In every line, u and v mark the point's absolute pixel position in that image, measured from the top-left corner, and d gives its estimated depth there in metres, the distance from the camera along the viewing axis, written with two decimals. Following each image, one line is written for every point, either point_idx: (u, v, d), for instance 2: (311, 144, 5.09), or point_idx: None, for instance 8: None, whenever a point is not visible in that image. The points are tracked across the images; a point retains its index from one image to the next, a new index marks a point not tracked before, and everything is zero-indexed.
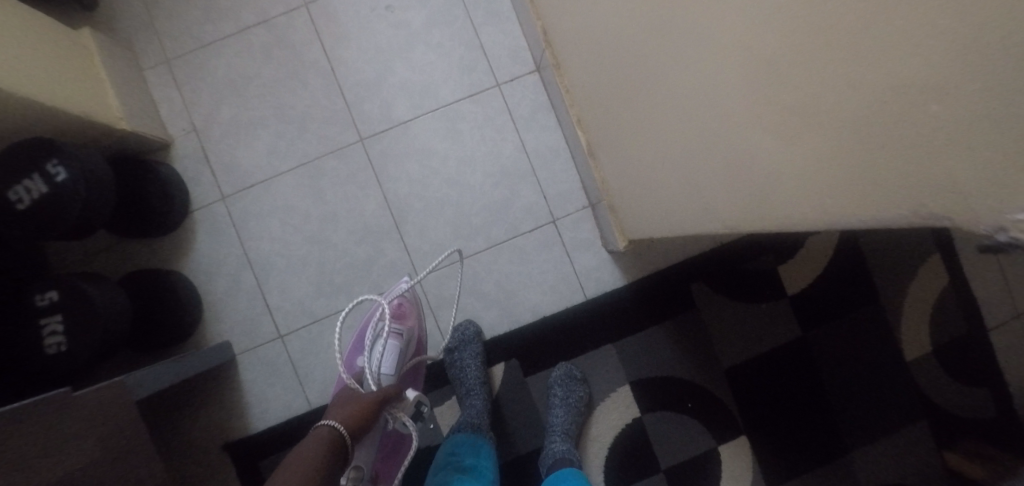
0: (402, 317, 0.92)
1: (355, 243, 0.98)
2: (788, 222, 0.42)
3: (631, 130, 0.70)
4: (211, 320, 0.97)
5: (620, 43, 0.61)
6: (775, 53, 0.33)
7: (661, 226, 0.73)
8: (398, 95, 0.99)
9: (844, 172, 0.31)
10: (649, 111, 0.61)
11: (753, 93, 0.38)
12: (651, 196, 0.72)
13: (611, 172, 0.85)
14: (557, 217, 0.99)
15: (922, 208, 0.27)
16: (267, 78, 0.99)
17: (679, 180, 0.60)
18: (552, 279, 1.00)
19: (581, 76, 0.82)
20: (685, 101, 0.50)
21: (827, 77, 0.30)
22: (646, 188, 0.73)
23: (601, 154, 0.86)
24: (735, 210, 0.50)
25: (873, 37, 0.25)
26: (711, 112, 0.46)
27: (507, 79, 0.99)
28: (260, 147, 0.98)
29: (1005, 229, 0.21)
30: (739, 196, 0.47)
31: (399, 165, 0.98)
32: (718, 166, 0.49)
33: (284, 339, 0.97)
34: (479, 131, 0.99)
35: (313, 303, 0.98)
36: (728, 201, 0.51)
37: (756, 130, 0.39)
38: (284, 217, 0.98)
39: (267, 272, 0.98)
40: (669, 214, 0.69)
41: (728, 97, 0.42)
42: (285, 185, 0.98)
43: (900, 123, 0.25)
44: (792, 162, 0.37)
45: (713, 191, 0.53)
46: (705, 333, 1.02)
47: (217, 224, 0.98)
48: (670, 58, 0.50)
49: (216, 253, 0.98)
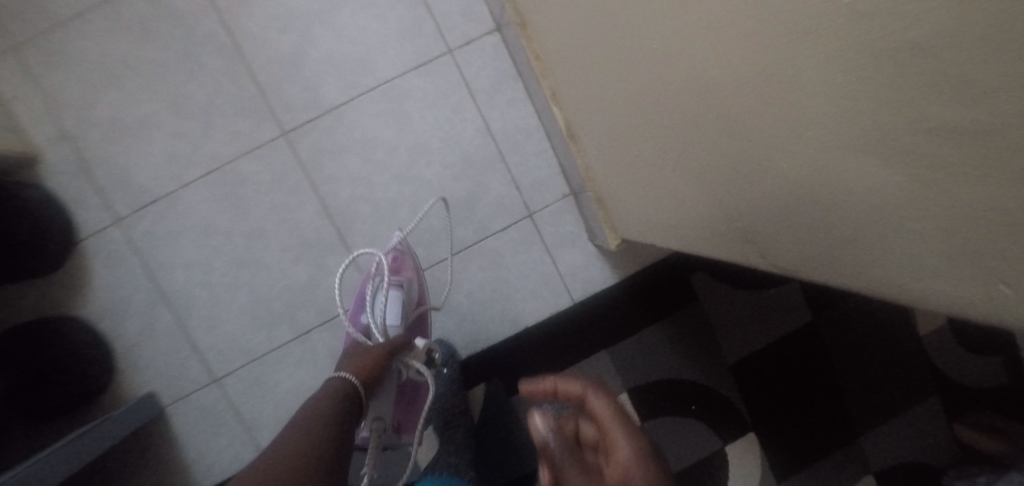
0: (399, 268, 0.77)
1: (292, 262, 0.80)
2: (885, 282, 0.27)
3: (621, 117, 0.53)
4: (127, 369, 0.80)
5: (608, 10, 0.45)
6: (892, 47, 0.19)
7: (666, 235, 0.58)
8: (324, 72, 0.79)
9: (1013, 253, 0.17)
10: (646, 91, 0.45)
11: (845, 109, 0.23)
12: (652, 201, 0.57)
13: (598, 159, 0.68)
14: (534, 210, 0.83)
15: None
16: (151, 62, 0.77)
17: (700, 192, 0.45)
18: (533, 284, 0.85)
19: (552, 39, 0.64)
20: (712, 98, 0.35)
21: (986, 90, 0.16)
22: (646, 189, 0.57)
23: (584, 137, 0.69)
24: (785, 239, 0.35)
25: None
26: (760, 118, 0.31)
27: (461, 43, 0.80)
28: (155, 151, 0.78)
29: None
30: (808, 236, 0.32)
31: (336, 162, 0.80)
32: (762, 175, 0.34)
33: (221, 383, 0.81)
34: (431, 112, 0.80)
35: (250, 337, 0.81)
36: (774, 224, 0.36)
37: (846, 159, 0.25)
38: (199, 237, 0.79)
39: (188, 305, 0.80)
40: (677, 226, 0.53)
41: (783, 83, 0.27)
42: (196, 197, 0.79)
43: None
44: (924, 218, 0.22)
45: (750, 205, 0.38)
46: (709, 329, 0.90)
47: (116, 253, 0.79)
48: (690, 37, 0.34)
49: (121, 288, 0.79)
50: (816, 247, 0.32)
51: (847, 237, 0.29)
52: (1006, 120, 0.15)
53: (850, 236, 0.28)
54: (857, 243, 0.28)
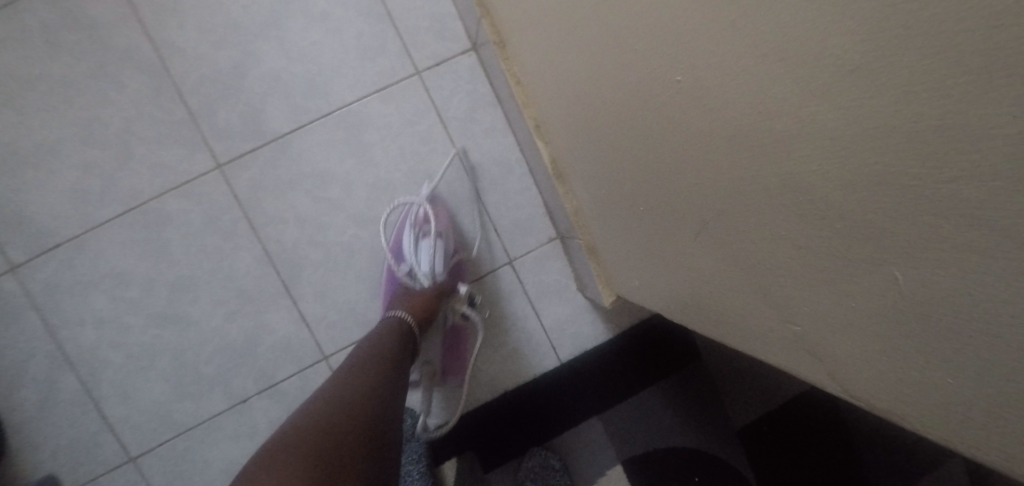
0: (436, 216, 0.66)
1: (227, 318, 0.68)
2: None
3: (613, 160, 0.43)
4: (20, 449, 0.66)
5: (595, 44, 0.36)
6: None
7: (677, 308, 0.46)
8: (268, 96, 0.67)
9: None
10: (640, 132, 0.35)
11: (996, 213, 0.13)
12: (652, 259, 0.46)
13: (589, 203, 0.57)
14: (516, 256, 0.72)
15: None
16: (59, 80, 0.64)
17: (718, 271, 0.34)
18: (513, 341, 0.73)
19: (534, 64, 0.53)
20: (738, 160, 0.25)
21: None
22: (649, 251, 0.46)
23: (573, 177, 0.59)
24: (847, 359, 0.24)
25: None
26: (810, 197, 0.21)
27: (431, 64, 0.69)
28: (62, 187, 0.65)
29: None
30: (877, 369, 0.22)
31: (282, 200, 0.67)
32: (814, 267, 0.23)
33: (137, 463, 0.68)
34: (395, 144, 0.69)
35: (175, 408, 0.68)
36: (831, 337, 0.25)
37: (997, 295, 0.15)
38: (114, 288, 0.66)
39: (99, 370, 0.67)
40: (690, 303, 0.43)
41: (852, 152, 0.18)
42: (109, 242, 0.66)
43: None
44: None
45: (792, 300, 0.27)
46: (714, 390, 0.77)
47: (10, 308, 0.65)
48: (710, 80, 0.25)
49: (15, 350, 0.66)
50: (907, 389, 0.21)
51: (967, 387, 0.18)
52: None
53: (977, 391, 0.17)
54: (987, 404, 0.17)
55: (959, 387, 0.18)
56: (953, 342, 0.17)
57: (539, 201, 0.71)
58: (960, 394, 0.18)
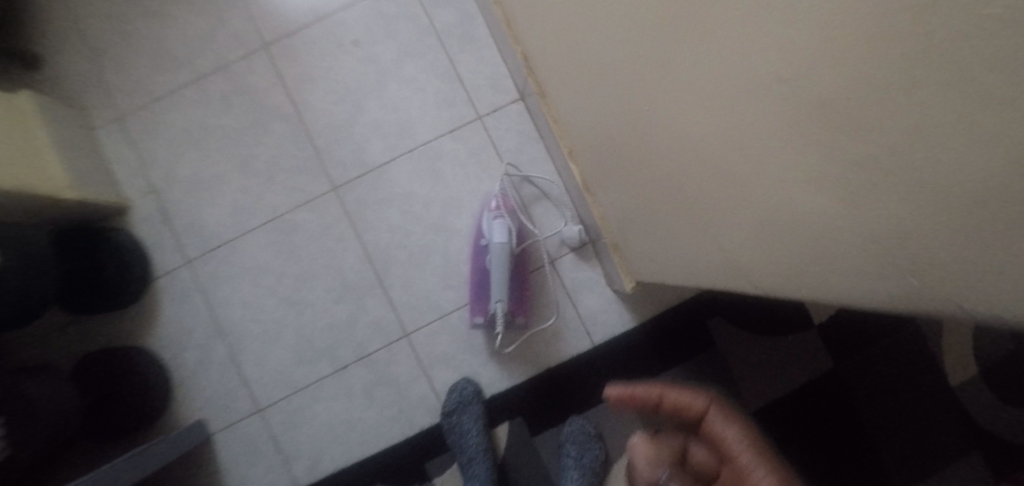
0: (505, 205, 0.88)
1: (335, 302, 0.89)
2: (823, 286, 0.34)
3: (624, 160, 0.62)
4: (180, 400, 0.88)
5: (609, 84, 0.55)
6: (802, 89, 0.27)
7: (675, 273, 0.63)
8: (371, 136, 0.91)
9: (902, 238, 0.24)
10: (670, 123, 0.45)
11: (777, 138, 0.32)
12: (654, 233, 0.63)
13: (612, 209, 0.77)
14: (556, 257, 0.90)
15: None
16: (229, 128, 0.90)
17: (692, 226, 0.51)
18: (554, 326, 0.90)
19: (569, 106, 0.73)
20: (690, 144, 0.44)
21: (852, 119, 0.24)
22: (653, 230, 0.63)
23: (599, 190, 0.78)
24: (799, 262, 0.35)
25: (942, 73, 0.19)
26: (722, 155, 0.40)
27: (489, 110, 0.91)
28: (225, 204, 0.90)
29: None
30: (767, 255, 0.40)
31: (378, 213, 0.90)
32: (766, 196, 0.36)
33: (263, 413, 0.88)
34: (462, 170, 0.90)
35: (294, 372, 0.89)
36: (790, 249, 0.36)
37: (785, 183, 0.33)
38: (255, 278, 0.89)
39: (240, 340, 0.89)
40: (680, 264, 0.60)
41: (732, 122, 0.36)
42: (254, 244, 0.89)
43: (975, 182, 0.19)
44: (838, 224, 0.29)
45: (745, 228, 0.41)
46: (727, 373, 0.91)
47: (182, 291, 0.89)
48: (670, 98, 0.44)
49: (184, 323, 0.89)
50: (784, 257, 0.37)
51: (796, 243, 0.35)
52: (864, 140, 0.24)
53: (799, 242, 0.34)
54: (803, 247, 0.34)
55: (818, 250, 0.32)
56: (799, 217, 0.33)
57: (573, 213, 0.90)
58: (820, 255, 0.32)
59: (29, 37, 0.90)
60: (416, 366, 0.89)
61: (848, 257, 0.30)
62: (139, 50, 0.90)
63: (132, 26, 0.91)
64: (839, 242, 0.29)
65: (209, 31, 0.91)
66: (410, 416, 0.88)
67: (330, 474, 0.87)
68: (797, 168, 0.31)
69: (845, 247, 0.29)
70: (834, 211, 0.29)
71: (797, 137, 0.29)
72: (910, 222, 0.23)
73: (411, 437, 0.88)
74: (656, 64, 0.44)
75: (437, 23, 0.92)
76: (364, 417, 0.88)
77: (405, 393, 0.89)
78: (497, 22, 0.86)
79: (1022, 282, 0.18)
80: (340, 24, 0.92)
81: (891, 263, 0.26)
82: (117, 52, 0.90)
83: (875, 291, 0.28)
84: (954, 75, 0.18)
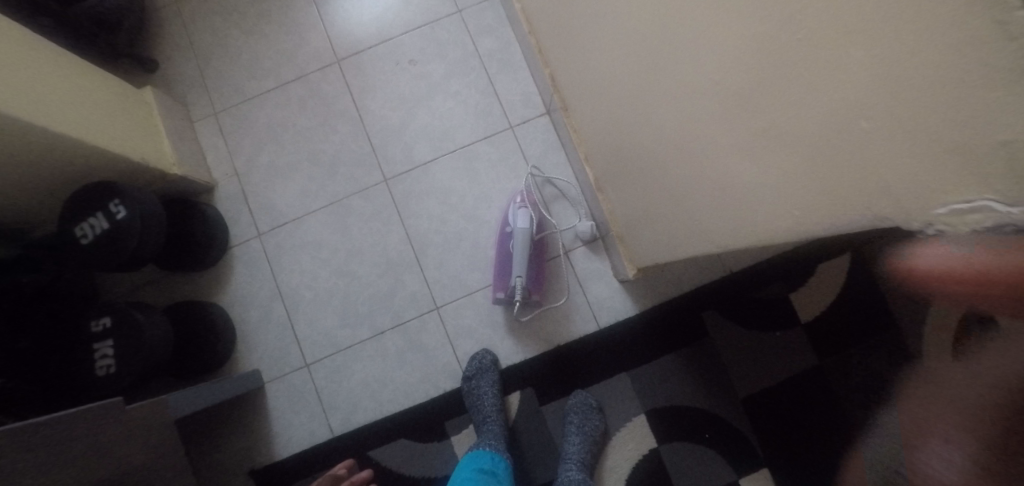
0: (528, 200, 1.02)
1: (378, 276, 1.04)
2: (758, 231, 0.47)
3: (627, 157, 0.76)
4: (241, 351, 1.02)
5: (616, 92, 0.70)
6: (747, 82, 0.41)
7: (663, 253, 0.75)
8: (419, 139, 1.08)
9: (807, 174, 0.38)
10: (661, 119, 0.59)
11: (730, 121, 0.46)
12: (648, 219, 0.76)
13: (619, 207, 0.90)
14: (570, 249, 1.04)
15: (934, 194, 0.28)
16: (302, 127, 1.09)
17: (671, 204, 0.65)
18: (565, 309, 1.03)
19: (587, 116, 0.88)
20: (672, 135, 0.58)
21: (776, 99, 0.38)
22: (648, 216, 0.76)
23: (609, 189, 0.91)
24: (744, 215, 0.49)
25: (824, 64, 0.33)
26: (693, 141, 0.54)
27: (520, 122, 1.07)
28: (294, 188, 1.07)
29: (933, 222, 0.29)
30: (720, 217, 0.53)
31: (420, 203, 1.05)
32: (721, 169, 0.50)
33: (309, 368, 1.02)
34: (494, 171, 1.06)
35: (338, 333, 1.03)
36: (738, 206, 0.49)
37: (734, 154, 0.47)
38: (313, 252, 1.05)
39: (296, 303, 1.04)
40: (667, 242, 0.72)
41: (701, 115, 0.50)
42: (315, 222, 1.06)
43: (842, 130, 0.32)
44: (770, 178, 0.42)
45: (707, 199, 0.55)
46: (719, 361, 1.02)
47: (252, 259, 1.05)
48: (659, 100, 0.58)
49: (250, 286, 1.04)
50: (733, 216, 0.51)
51: (742, 202, 0.48)
52: (782, 112, 0.38)
53: (744, 199, 0.48)
54: (746, 204, 0.48)
55: (756, 201, 0.46)
56: (743, 178, 0.46)
57: (587, 212, 1.04)
58: (758, 205, 0.46)
59: (151, 45, 1.11)
60: (443, 335, 1.02)
61: (775, 202, 0.43)
62: (237, 60, 1.10)
63: (233, 40, 1.11)
64: (770, 190, 0.43)
65: (294, 47, 1.10)
66: (435, 379, 1.01)
67: (362, 425, 1.00)
68: (743, 140, 0.44)
69: (773, 193, 0.43)
70: (766, 168, 0.42)
71: (744, 118, 0.43)
72: (811, 163, 0.37)
73: (435, 398, 1.00)
74: (650, 74, 0.58)
75: (481, 48, 1.10)
76: (395, 377, 1.01)
77: (432, 359, 1.02)
78: (530, 49, 1.03)
79: (867, 183, 0.32)
80: (401, 46, 1.10)
81: (801, 197, 0.39)
82: (219, 60, 1.10)
83: (801, 222, 0.40)
84: (828, 61, 0.32)
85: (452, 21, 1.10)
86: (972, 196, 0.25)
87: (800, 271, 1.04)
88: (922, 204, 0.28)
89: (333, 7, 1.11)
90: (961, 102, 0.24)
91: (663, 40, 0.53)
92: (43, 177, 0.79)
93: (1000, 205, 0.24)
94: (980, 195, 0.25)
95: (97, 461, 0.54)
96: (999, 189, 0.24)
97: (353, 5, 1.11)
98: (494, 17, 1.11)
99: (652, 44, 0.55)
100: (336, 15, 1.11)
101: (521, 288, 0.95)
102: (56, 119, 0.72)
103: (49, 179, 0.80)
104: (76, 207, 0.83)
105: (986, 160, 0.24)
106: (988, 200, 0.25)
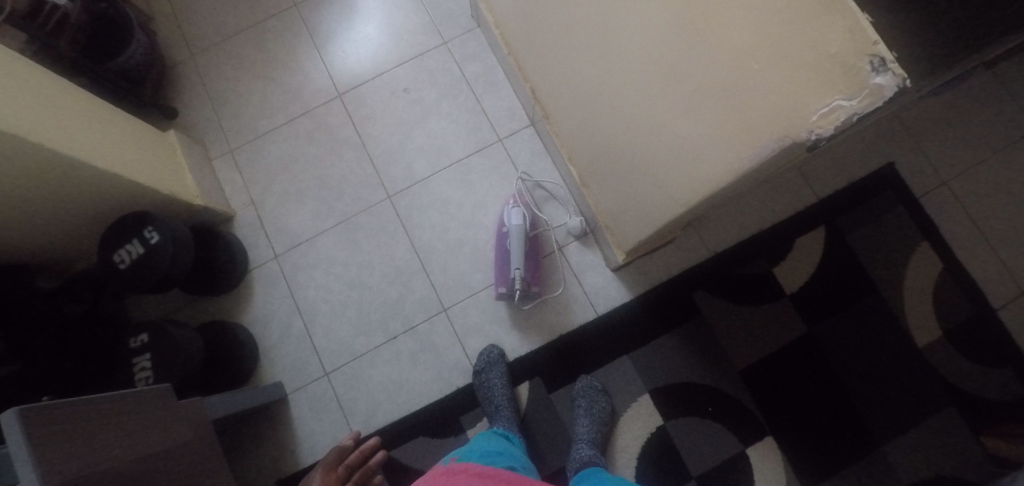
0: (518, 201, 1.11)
1: (388, 284, 1.12)
2: (705, 181, 0.56)
3: (592, 151, 0.85)
4: (265, 366, 1.09)
5: (580, 87, 0.78)
6: (675, 58, 0.56)
7: (637, 240, 0.81)
8: (417, 157, 1.18)
9: (732, 117, 0.51)
10: (616, 106, 0.69)
11: (669, 92, 0.58)
12: (618, 204, 0.83)
13: (600, 200, 0.92)
14: (563, 246, 1.12)
15: (814, 107, 0.44)
16: (310, 155, 1.19)
17: (636, 184, 0.72)
18: (565, 299, 1.10)
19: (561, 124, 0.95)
20: (626, 118, 0.68)
21: (696, 67, 0.53)
22: (621, 205, 0.82)
23: (591, 183, 0.93)
24: (694, 174, 0.58)
25: (721, 37, 0.50)
26: (644, 120, 0.64)
27: (507, 134, 1.18)
28: (306, 213, 1.16)
29: (813, 131, 0.45)
30: (676, 182, 0.61)
31: (422, 214, 1.15)
32: (670, 140, 0.60)
33: (328, 376, 1.08)
34: (488, 180, 1.16)
35: (353, 341, 1.10)
36: (688, 166, 0.58)
37: (676, 120, 0.58)
38: (327, 267, 1.14)
39: (313, 316, 1.11)
40: (636, 228, 0.79)
41: (646, 96, 0.62)
42: (327, 240, 1.15)
43: (742, 77, 0.49)
44: (704, 129, 0.54)
45: (663, 171, 0.63)
46: (713, 336, 1.08)
47: (271, 279, 1.14)
48: (613, 90, 0.69)
49: (270, 305, 1.12)
50: (684, 179, 0.60)
51: (691, 162, 0.58)
52: (702, 76, 0.53)
53: (693, 160, 0.57)
54: (695, 164, 0.57)
55: (699, 157, 0.56)
56: (685, 140, 0.58)
57: (575, 209, 1.13)
58: (701, 160, 0.56)
59: (170, 95, 1.23)
60: (453, 334, 1.09)
61: (710, 150, 0.54)
62: (249, 101, 1.22)
63: (244, 85, 1.23)
64: (706, 142, 0.55)
65: (299, 86, 1.22)
66: (448, 377, 1.07)
67: (381, 425, 1.05)
68: (678, 108, 0.57)
69: (708, 143, 0.54)
70: (699, 125, 0.55)
71: (675, 90, 0.57)
72: (733, 105, 0.51)
73: (449, 394, 1.06)
74: (603, 71, 0.69)
75: (466, 72, 1.21)
76: (410, 378, 1.07)
77: (443, 358, 1.08)
78: (510, 68, 1.14)
79: (767, 109, 0.47)
80: (395, 77, 1.22)
81: (729, 138, 0.52)
82: (232, 103, 1.22)
83: (734, 156, 0.52)
84: (726, 35, 0.50)
85: (439, 52, 1.22)
86: (832, 101, 0.43)
87: (777, 246, 1.11)
88: (804, 118, 0.45)
89: (331, 49, 1.24)
90: (821, 37, 0.43)
91: (611, 40, 0.65)
92: (86, 211, 0.90)
93: (847, 102, 0.42)
94: (837, 100, 0.43)
95: (148, 439, 0.61)
96: (848, 92, 0.42)
97: (350, 45, 1.24)
98: (476, 43, 1.23)
99: (605, 44, 0.67)
100: (334, 55, 1.23)
101: (521, 278, 1.02)
102: (95, 157, 0.82)
103: (90, 212, 0.91)
104: (113, 237, 0.91)
105: (838, 75, 0.42)
106: (841, 102, 0.43)
